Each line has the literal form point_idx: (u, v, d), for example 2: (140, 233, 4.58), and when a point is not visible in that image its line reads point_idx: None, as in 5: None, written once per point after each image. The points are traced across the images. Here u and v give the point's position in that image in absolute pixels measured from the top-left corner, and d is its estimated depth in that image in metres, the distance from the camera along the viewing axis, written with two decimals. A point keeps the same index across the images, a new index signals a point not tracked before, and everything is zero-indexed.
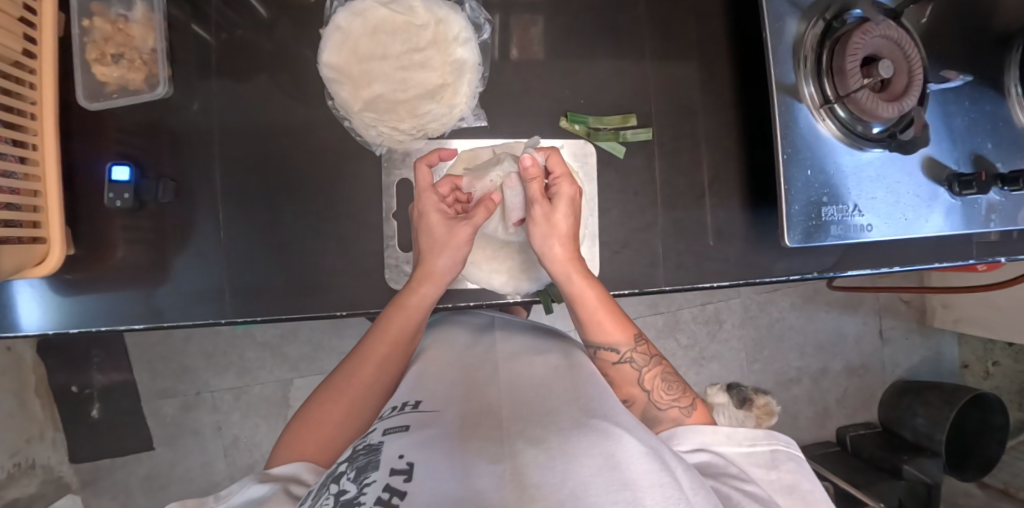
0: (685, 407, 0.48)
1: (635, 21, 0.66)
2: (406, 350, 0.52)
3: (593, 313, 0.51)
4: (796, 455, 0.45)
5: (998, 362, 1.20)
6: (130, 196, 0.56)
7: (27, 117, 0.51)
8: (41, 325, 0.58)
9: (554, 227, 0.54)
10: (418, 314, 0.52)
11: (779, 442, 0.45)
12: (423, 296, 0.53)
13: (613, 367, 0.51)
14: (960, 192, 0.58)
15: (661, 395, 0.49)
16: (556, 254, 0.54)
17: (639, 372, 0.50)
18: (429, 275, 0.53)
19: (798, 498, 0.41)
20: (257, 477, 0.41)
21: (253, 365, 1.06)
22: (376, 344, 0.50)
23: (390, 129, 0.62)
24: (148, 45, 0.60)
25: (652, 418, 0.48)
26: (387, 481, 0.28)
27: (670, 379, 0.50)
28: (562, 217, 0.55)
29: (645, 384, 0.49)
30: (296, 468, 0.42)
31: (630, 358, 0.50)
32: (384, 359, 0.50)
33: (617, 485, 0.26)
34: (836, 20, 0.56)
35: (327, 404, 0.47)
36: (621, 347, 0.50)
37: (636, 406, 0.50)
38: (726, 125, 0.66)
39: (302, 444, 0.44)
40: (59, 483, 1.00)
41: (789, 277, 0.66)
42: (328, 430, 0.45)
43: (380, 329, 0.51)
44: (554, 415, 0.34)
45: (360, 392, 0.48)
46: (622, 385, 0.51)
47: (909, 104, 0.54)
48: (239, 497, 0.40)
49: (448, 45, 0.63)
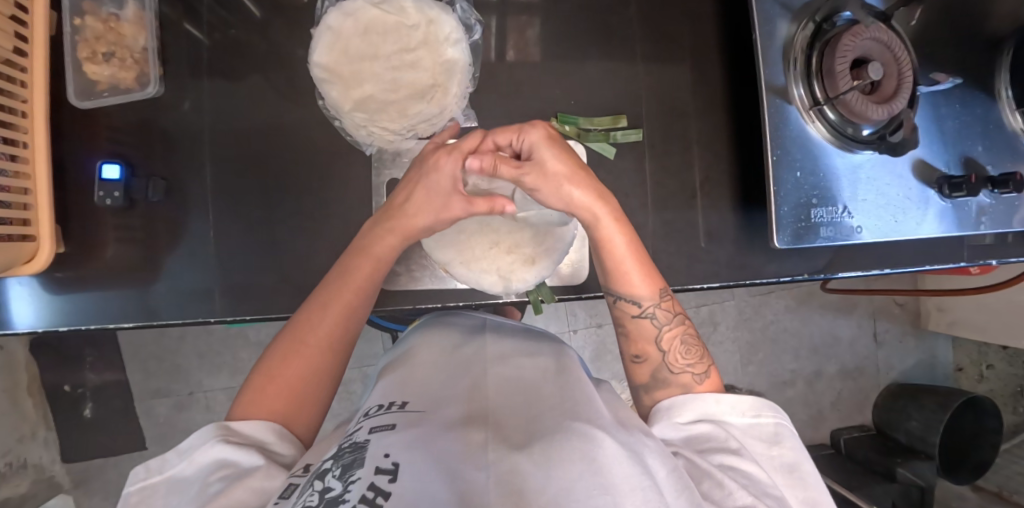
0: (699, 374, 0.47)
1: (627, 23, 0.66)
2: (369, 299, 0.51)
3: (621, 260, 0.50)
4: (797, 431, 0.44)
5: (992, 366, 1.20)
6: (120, 194, 0.57)
7: (17, 115, 0.50)
8: (32, 323, 0.58)
9: (565, 172, 0.50)
10: (379, 265, 0.51)
11: (784, 418, 0.44)
12: (387, 247, 0.51)
13: (633, 320, 0.51)
14: (951, 194, 0.58)
15: (676, 359, 0.48)
16: (576, 197, 0.50)
17: (660, 330, 0.50)
18: (397, 227, 0.51)
19: (796, 477, 0.41)
20: (220, 434, 0.40)
21: (247, 365, 1.06)
22: (339, 293, 0.49)
23: (380, 129, 0.60)
24: (139, 44, 0.59)
25: (662, 379, 0.48)
26: (371, 480, 0.28)
27: (689, 342, 0.49)
28: (561, 161, 0.51)
29: (662, 343, 0.49)
30: (259, 429, 0.42)
31: (652, 313, 0.50)
32: (347, 310, 0.49)
33: (599, 490, 0.26)
34: (827, 23, 0.56)
35: (292, 358, 0.47)
36: (644, 301, 0.50)
37: (649, 364, 0.49)
38: (716, 127, 0.67)
39: (263, 402, 0.44)
40: (50, 483, 1.00)
41: (780, 279, 0.66)
42: (291, 386, 0.46)
43: (340, 279, 0.50)
44: (539, 418, 0.34)
45: (323, 347, 0.48)
46: (638, 341, 0.50)
47: (899, 106, 0.55)
48: (202, 456, 0.38)
49: (439, 46, 0.60)
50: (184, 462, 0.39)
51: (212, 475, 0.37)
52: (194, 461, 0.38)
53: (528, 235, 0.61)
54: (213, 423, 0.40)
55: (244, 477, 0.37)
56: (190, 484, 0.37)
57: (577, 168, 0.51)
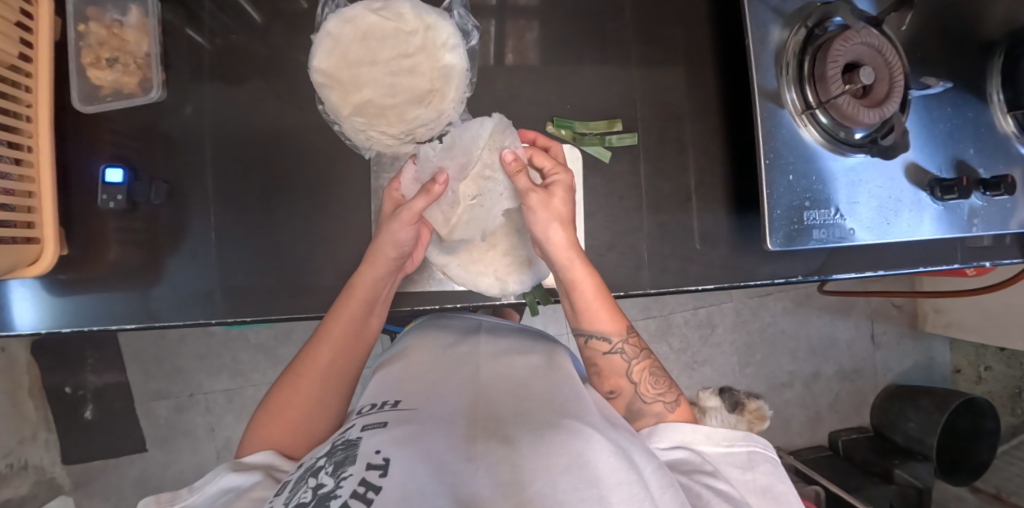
0: (669, 403, 0.48)
1: (623, 28, 0.67)
2: (361, 336, 0.52)
3: (591, 301, 0.51)
4: (772, 457, 0.44)
5: (989, 367, 1.21)
6: (123, 197, 0.58)
7: (22, 119, 0.51)
8: (35, 325, 0.58)
9: (556, 213, 0.52)
10: (364, 296, 0.51)
11: (757, 444, 0.44)
12: (366, 278, 0.52)
13: (603, 357, 0.51)
14: (942, 197, 0.59)
15: (647, 389, 0.49)
16: (557, 241, 0.52)
17: (629, 364, 0.50)
18: (371, 258, 0.51)
19: (770, 500, 0.41)
20: (230, 466, 0.41)
21: (247, 367, 1.07)
22: (331, 328, 0.50)
23: (379, 133, 0.61)
24: (143, 49, 0.60)
25: (637, 410, 0.48)
26: (362, 476, 0.28)
27: (657, 374, 0.50)
28: (560, 204, 0.53)
29: (632, 376, 0.50)
30: (266, 457, 0.43)
31: (621, 349, 0.50)
32: (339, 342, 0.50)
33: (584, 484, 0.27)
34: (818, 28, 0.57)
35: (289, 388, 0.48)
36: (614, 337, 0.51)
37: (621, 398, 0.49)
38: (711, 131, 0.67)
39: (268, 434, 0.46)
40: (51, 484, 1.00)
41: (774, 280, 0.67)
42: (291, 419, 0.46)
43: (333, 314, 0.51)
44: (529, 415, 0.35)
45: (319, 379, 0.49)
46: (610, 377, 0.50)
47: (891, 110, 0.55)
48: (212, 487, 0.39)
49: (437, 50, 0.61)
50: (196, 497, 0.39)
51: (216, 501, 0.38)
52: (205, 496, 0.39)
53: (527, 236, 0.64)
54: (226, 461, 0.41)
55: (247, 492, 0.37)
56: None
57: (569, 218, 0.53)
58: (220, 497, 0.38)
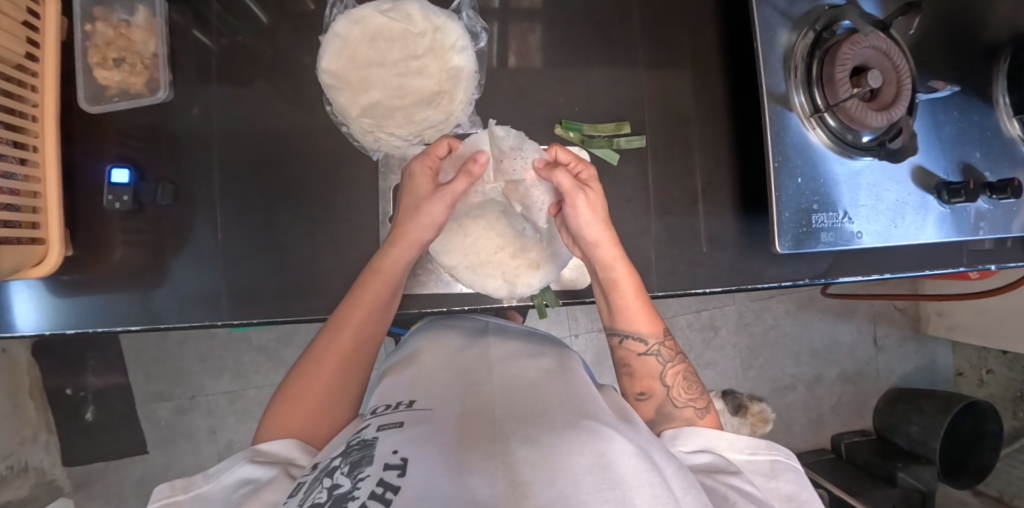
0: (701, 408, 0.48)
1: (630, 30, 0.67)
2: (380, 322, 0.52)
3: (631, 301, 0.53)
4: (795, 466, 0.43)
5: (992, 370, 1.21)
6: (128, 198, 0.57)
7: (27, 119, 0.51)
8: (37, 326, 0.58)
9: (598, 211, 0.53)
10: (390, 280, 0.52)
11: (780, 453, 0.44)
12: (394, 260, 0.52)
13: (638, 358, 0.52)
14: (949, 200, 0.59)
15: (679, 393, 0.49)
16: (603, 238, 0.53)
17: (663, 366, 0.51)
18: (403, 240, 0.52)
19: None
20: (250, 455, 0.41)
21: (248, 369, 1.06)
22: (353, 312, 0.50)
23: (388, 134, 0.61)
24: (150, 49, 0.60)
25: (666, 414, 0.47)
26: (380, 476, 0.28)
27: (690, 379, 0.51)
28: (600, 199, 0.54)
29: (666, 379, 0.50)
30: (284, 447, 0.42)
31: (657, 351, 0.51)
32: (362, 326, 0.50)
33: (606, 485, 0.27)
34: (826, 31, 0.57)
35: (310, 375, 0.48)
36: (650, 339, 0.52)
37: (653, 400, 0.49)
38: (717, 134, 0.67)
39: (286, 423, 0.45)
40: (50, 486, 0.99)
41: (780, 283, 0.67)
42: (312, 405, 0.46)
43: (355, 298, 0.51)
44: (546, 415, 0.35)
45: (341, 365, 0.49)
46: (642, 378, 0.51)
47: (899, 114, 0.56)
48: (230, 477, 0.39)
49: (445, 52, 0.61)
50: (213, 484, 0.39)
51: (234, 492, 0.37)
52: (222, 484, 0.39)
53: (533, 239, 0.63)
54: (246, 449, 0.41)
55: (263, 489, 0.36)
56: (216, 501, 0.38)
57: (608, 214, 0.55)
58: (237, 489, 0.38)
